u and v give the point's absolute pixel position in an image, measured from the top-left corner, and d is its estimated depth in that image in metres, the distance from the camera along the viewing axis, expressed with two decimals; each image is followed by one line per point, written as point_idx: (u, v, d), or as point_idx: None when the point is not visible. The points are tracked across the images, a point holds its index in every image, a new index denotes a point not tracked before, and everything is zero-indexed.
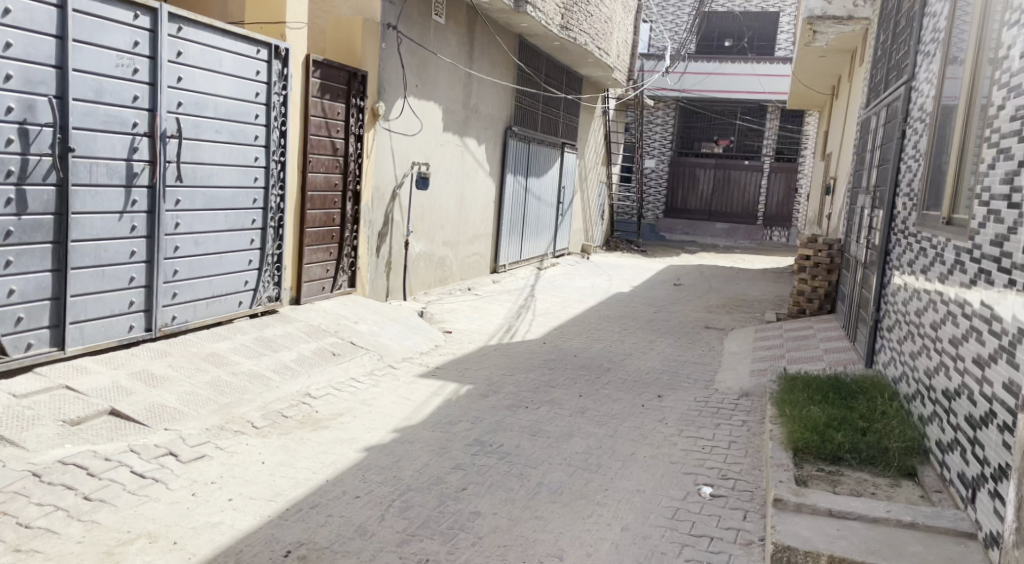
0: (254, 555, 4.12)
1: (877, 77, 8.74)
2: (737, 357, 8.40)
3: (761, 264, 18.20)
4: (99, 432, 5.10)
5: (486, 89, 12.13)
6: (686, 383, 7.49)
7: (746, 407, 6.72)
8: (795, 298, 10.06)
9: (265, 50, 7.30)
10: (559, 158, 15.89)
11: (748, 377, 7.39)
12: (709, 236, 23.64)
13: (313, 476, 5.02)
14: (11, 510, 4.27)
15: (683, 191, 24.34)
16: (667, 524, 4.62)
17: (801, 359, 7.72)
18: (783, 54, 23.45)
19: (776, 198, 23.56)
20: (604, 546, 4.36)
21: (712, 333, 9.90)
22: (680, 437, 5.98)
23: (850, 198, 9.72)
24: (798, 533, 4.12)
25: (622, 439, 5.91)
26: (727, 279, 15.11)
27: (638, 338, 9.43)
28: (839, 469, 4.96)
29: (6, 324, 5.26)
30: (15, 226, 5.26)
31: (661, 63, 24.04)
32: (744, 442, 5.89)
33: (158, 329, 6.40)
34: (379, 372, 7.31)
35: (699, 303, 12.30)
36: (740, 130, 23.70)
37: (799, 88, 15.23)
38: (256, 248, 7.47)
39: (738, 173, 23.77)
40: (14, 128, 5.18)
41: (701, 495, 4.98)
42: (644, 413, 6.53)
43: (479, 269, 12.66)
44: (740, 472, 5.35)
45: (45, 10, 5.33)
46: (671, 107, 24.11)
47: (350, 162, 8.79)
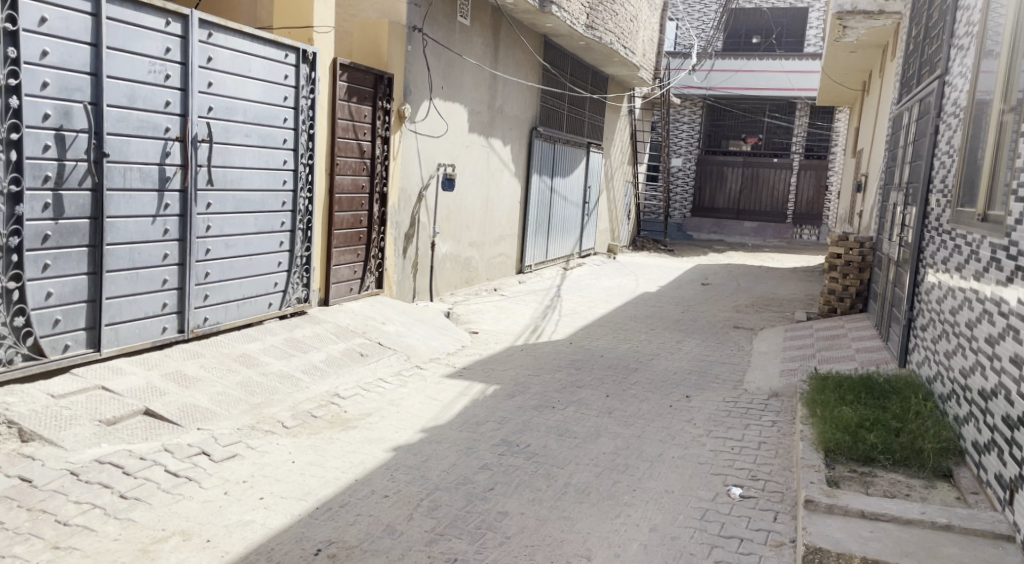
0: (285, 553, 4.17)
1: (909, 73, 8.65)
2: (765, 357, 8.36)
3: (792, 263, 18.14)
4: (134, 431, 5.20)
5: (512, 89, 12.18)
6: (715, 383, 7.48)
7: (775, 408, 6.69)
8: (826, 298, 9.97)
9: (294, 55, 7.38)
10: (584, 157, 15.90)
11: (778, 377, 7.36)
12: (738, 235, 23.51)
13: (341, 475, 5.08)
14: (50, 507, 4.36)
15: (710, 190, 24.24)
16: (697, 525, 4.62)
17: (833, 358, 7.66)
18: (813, 51, 23.08)
19: (806, 195, 23.33)
20: (632, 547, 4.37)
21: (741, 333, 9.86)
22: (709, 438, 5.97)
23: (882, 195, 9.63)
24: (829, 535, 4.10)
25: (650, 439, 5.92)
26: (756, 278, 15.03)
27: (665, 338, 9.41)
28: (873, 470, 4.92)
29: (44, 326, 5.36)
30: (53, 229, 5.35)
31: (688, 61, 23.96)
32: (774, 442, 5.87)
33: (190, 330, 6.49)
34: (407, 372, 7.37)
35: (728, 302, 12.22)
36: (769, 127, 23.55)
37: (828, 85, 15.14)
38: (286, 250, 7.56)
39: (767, 171, 23.62)
40: (51, 134, 5.28)
41: (732, 496, 4.98)
42: (672, 413, 6.52)
43: (505, 270, 12.71)
44: (770, 472, 5.33)
45: (79, 18, 5.42)
46: (698, 106, 23.90)
47: (378, 164, 8.87)
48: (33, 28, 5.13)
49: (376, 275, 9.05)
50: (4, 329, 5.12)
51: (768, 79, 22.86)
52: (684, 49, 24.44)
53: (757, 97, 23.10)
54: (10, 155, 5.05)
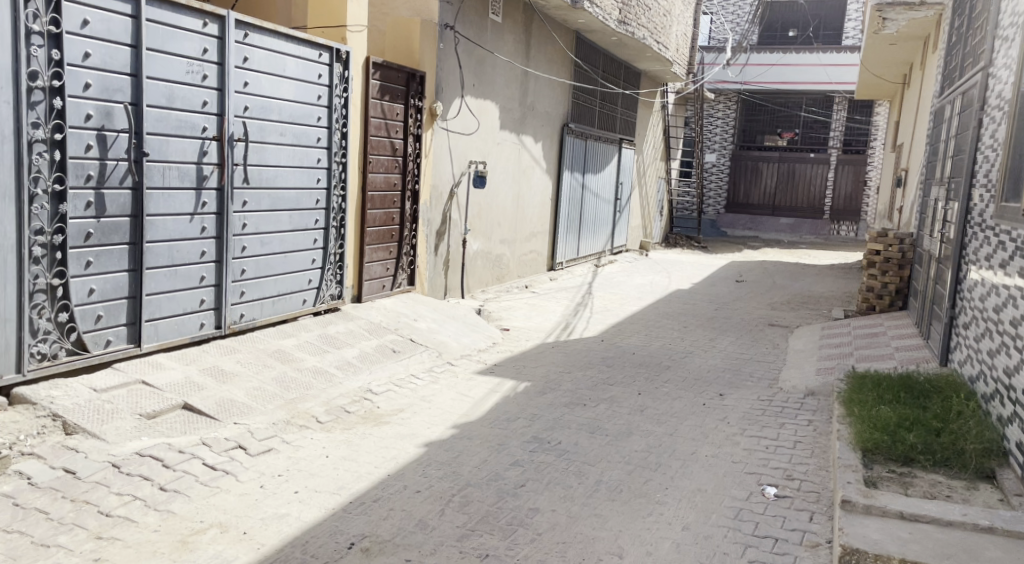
0: (319, 546, 4.24)
1: (952, 65, 8.54)
2: (801, 355, 8.31)
3: (828, 260, 17.97)
4: (173, 425, 5.32)
5: (544, 86, 12.19)
6: (749, 381, 7.46)
7: (811, 407, 6.65)
8: (864, 295, 9.89)
9: (327, 54, 7.48)
10: (617, 153, 15.89)
11: (814, 376, 7.31)
12: (773, 232, 23.37)
13: (375, 470, 5.14)
14: (93, 499, 4.46)
15: (745, 186, 24.06)
16: (730, 524, 4.61)
17: (872, 357, 7.58)
18: (851, 43, 22.77)
19: (845, 191, 23.08)
20: (664, 545, 4.38)
21: (776, 331, 9.81)
22: (742, 437, 5.95)
23: (922, 190, 9.50)
24: (867, 536, 4.08)
25: (683, 438, 5.92)
26: (791, 275, 14.92)
27: (698, 335, 9.39)
28: (911, 471, 4.87)
29: (87, 321, 5.49)
30: (95, 228, 5.47)
31: (722, 56, 23.80)
32: (810, 442, 5.84)
33: (227, 327, 6.61)
34: (438, 368, 7.43)
35: (763, 300, 12.15)
36: (805, 122, 23.23)
37: (868, 78, 14.98)
38: (319, 247, 7.65)
39: (804, 167, 23.37)
40: (93, 135, 5.39)
41: (766, 495, 4.97)
42: (706, 412, 6.51)
43: (536, 267, 12.74)
44: (806, 472, 5.31)
45: (120, 20, 5.54)
46: (733, 100, 23.71)
47: (410, 162, 8.94)
48: (76, 31, 5.25)
49: (408, 272, 9.12)
50: (49, 324, 5.26)
51: (805, 73, 22.59)
52: (719, 44, 24.29)
53: (794, 91, 22.85)
54: (54, 155, 5.17)
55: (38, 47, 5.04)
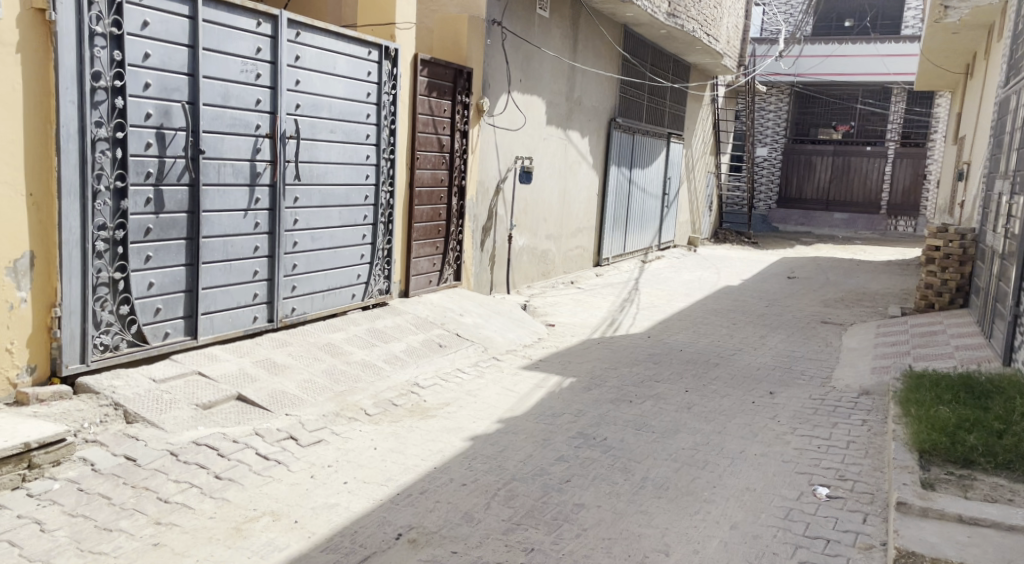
0: (368, 536, 4.33)
1: (1017, 54, 8.33)
2: (856, 353, 8.21)
3: (884, 256, 17.63)
4: (228, 415, 5.47)
5: (591, 80, 12.19)
6: (801, 380, 7.40)
7: (866, 406, 6.58)
8: (923, 292, 9.70)
9: (376, 52, 7.59)
10: (664, 148, 15.81)
11: (868, 375, 7.22)
12: (827, 228, 23.05)
13: (421, 463, 5.23)
14: (152, 485, 4.61)
15: (798, 180, 23.68)
16: (780, 524, 4.60)
17: (930, 356, 7.46)
18: (911, 33, 22.16)
19: (902, 185, 22.49)
20: (712, 544, 4.38)
21: (830, 329, 9.69)
22: (793, 436, 5.91)
23: (985, 184, 9.29)
24: (924, 539, 4.05)
25: (731, 436, 5.90)
26: (846, 272, 14.68)
27: (747, 332, 9.33)
28: (972, 473, 4.78)
29: (146, 314, 5.67)
30: (154, 223, 5.64)
31: (775, 47, 23.52)
32: (864, 442, 5.79)
33: (279, 320, 6.76)
34: (484, 363, 7.50)
35: (816, 297, 11.99)
36: (861, 115, 22.80)
37: (928, 68, 14.61)
38: (368, 243, 7.77)
39: (859, 160, 22.91)
40: (152, 133, 5.56)
41: (817, 496, 4.94)
42: (755, 410, 6.48)
43: (582, 262, 12.75)
44: (860, 473, 5.27)
45: (178, 21, 5.69)
46: (785, 93, 23.51)
47: (457, 158, 9.02)
48: (136, 33, 5.41)
49: (455, 267, 9.22)
50: (111, 316, 5.44)
51: (859, 65, 22.12)
52: (772, 35, 24.02)
53: (850, 83, 22.43)
54: (116, 153, 5.33)
55: (100, 49, 5.19)
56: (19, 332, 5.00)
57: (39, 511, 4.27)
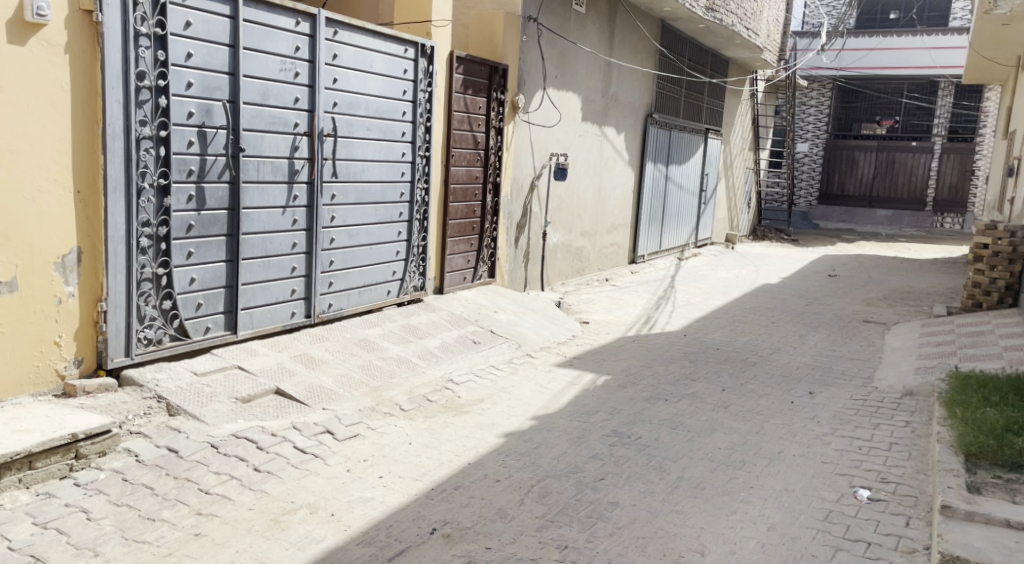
0: (403, 531, 4.40)
1: None
2: (900, 353, 8.13)
3: (929, 254, 17.33)
4: (266, 409, 5.58)
5: (628, 75, 12.17)
6: (841, 379, 7.34)
7: (909, 407, 6.52)
8: (971, 291, 9.58)
9: (413, 49, 7.66)
10: (702, 143, 15.72)
11: (912, 375, 7.13)
12: (869, 225, 22.77)
13: (456, 458, 5.29)
14: (194, 476, 4.73)
15: (840, 176, 23.32)
16: (819, 526, 4.58)
17: (977, 356, 7.35)
18: (959, 25, 22.06)
19: (949, 180, 22.01)
20: (748, 544, 4.38)
21: (872, 328, 9.59)
22: (833, 437, 5.88)
23: None
24: (969, 544, 4.01)
25: (768, 436, 5.88)
26: (890, 270, 14.46)
27: (787, 331, 9.27)
28: (1019, 477, 4.70)
29: (188, 309, 5.79)
30: (196, 220, 5.76)
31: (816, 41, 23.24)
32: (906, 444, 5.73)
33: (316, 316, 6.86)
34: (518, 360, 7.54)
35: (857, 295, 11.85)
36: (907, 109, 22.42)
37: (976, 60, 14.33)
38: (403, 240, 7.85)
39: (904, 155, 22.51)
40: (194, 131, 5.67)
41: (857, 498, 4.91)
42: (794, 410, 6.45)
43: (617, 259, 12.73)
44: (902, 475, 5.22)
45: (220, 21, 5.80)
46: (829, 86, 23.18)
47: (491, 155, 9.06)
48: (180, 33, 5.52)
49: (489, 264, 9.27)
50: (154, 311, 5.57)
51: (906, 57, 21.79)
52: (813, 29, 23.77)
53: (897, 76, 22.06)
54: (159, 151, 5.46)
55: (145, 49, 5.32)
56: (67, 326, 5.14)
57: (86, 500, 4.39)
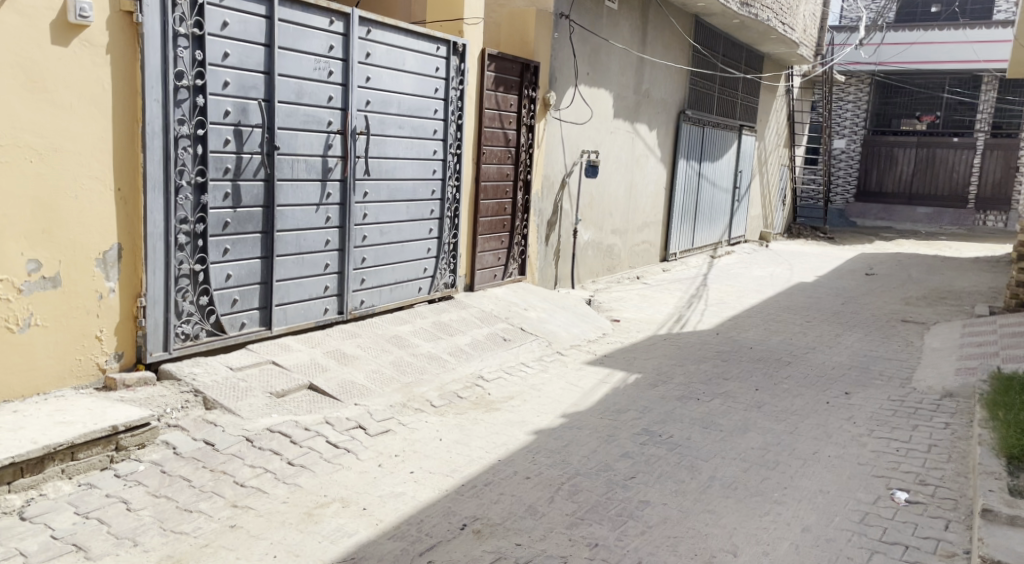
0: (435, 526, 4.45)
1: None
2: (939, 353, 8.03)
3: (971, 252, 17.07)
4: (300, 403, 5.67)
5: (661, 72, 12.12)
6: (878, 380, 7.28)
7: (949, 409, 6.45)
8: (1014, 291, 9.43)
9: (444, 47, 7.71)
10: (736, 140, 15.62)
11: (953, 376, 7.06)
12: (909, 223, 22.42)
13: (486, 455, 5.33)
14: (230, 469, 4.82)
15: (878, 172, 22.94)
16: (854, 528, 4.56)
17: (1019, 357, 7.24)
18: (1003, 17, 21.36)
19: (993, 177, 21.55)
20: (782, 545, 4.37)
21: (911, 328, 9.49)
22: (870, 438, 5.84)
23: None
24: (1010, 548, 3.97)
25: (802, 436, 5.85)
26: (929, 269, 14.26)
27: (823, 330, 9.20)
28: None
29: (224, 305, 5.90)
30: (232, 217, 5.86)
31: (854, 35, 23.01)
32: (946, 446, 5.67)
33: (348, 312, 6.94)
34: (548, 357, 7.57)
35: (896, 294, 11.72)
36: (948, 104, 22.03)
37: None
38: (434, 237, 7.91)
39: (944, 151, 22.07)
40: (230, 130, 5.77)
41: (895, 500, 4.88)
42: (830, 410, 6.41)
43: (649, 257, 12.70)
44: (941, 478, 5.17)
45: (255, 21, 5.89)
46: (864, 82, 22.94)
47: (522, 152, 9.09)
48: (217, 33, 5.62)
49: (519, 262, 9.32)
50: (192, 307, 5.68)
51: (945, 52, 21.50)
52: (852, 23, 23.52)
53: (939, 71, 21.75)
54: (197, 149, 5.56)
55: (183, 49, 5.42)
56: (108, 321, 5.27)
57: (126, 491, 4.50)
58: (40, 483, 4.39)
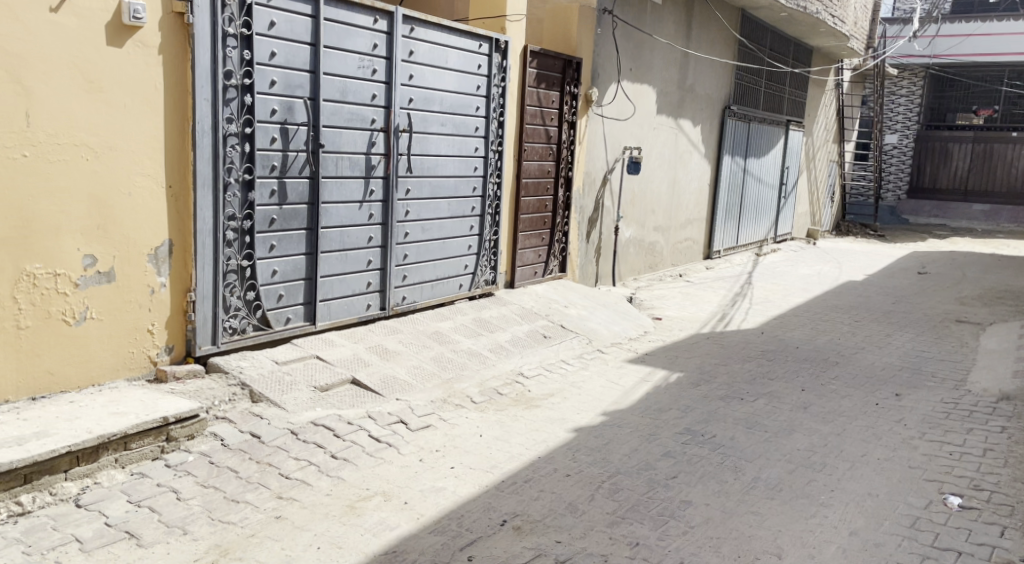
0: (475, 521, 4.49)
1: None
2: (995, 355, 7.88)
3: None
4: (343, 398, 5.76)
5: (705, 67, 12.02)
6: (931, 382, 7.15)
7: (1005, 412, 6.33)
8: None
9: (487, 45, 7.75)
10: (783, 135, 15.43)
11: (1009, 379, 6.93)
12: (965, 219, 21.97)
13: (526, 451, 5.37)
14: (275, 461, 4.92)
15: (932, 168, 22.48)
16: (905, 533, 4.50)
17: None
18: None
19: None
20: (828, 549, 4.33)
21: (965, 328, 9.30)
22: (921, 441, 5.75)
23: None
24: None
25: (850, 438, 5.78)
26: (984, 268, 13.96)
27: (874, 331, 9.06)
28: None
29: (270, 300, 6.01)
30: (278, 214, 5.97)
31: (907, 28, 22.43)
32: (1002, 451, 5.57)
33: (390, 308, 7.03)
34: (589, 355, 7.57)
35: (950, 294, 11.48)
36: (1007, 97, 21.40)
37: None
38: (475, 234, 7.96)
39: (1001, 147, 21.44)
40: (277, 128, 5.88)
41: (948, 505, 4.80)
42: (879, 412, 6.32)
43: (692, 255, 12.62)
44: (997, 484, 5.08)
45: (302, 20, 5.98)
46: (920, 76, 22.42)
47: (564, 149, 9.10)
48: (264, 32, 5.72)
49: (560, 259, 9.33)
50: (239, 301, 5.80)
51: (1005, 43, 20.73)
52: (903, 15, 22.73)
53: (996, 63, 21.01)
54: (245, 147, 5.67)
55: (232, 49, 5.53)
56: (159, 315, 5.40)
57: (176, 481, 4.62)
58: (94, 471, 4.51)
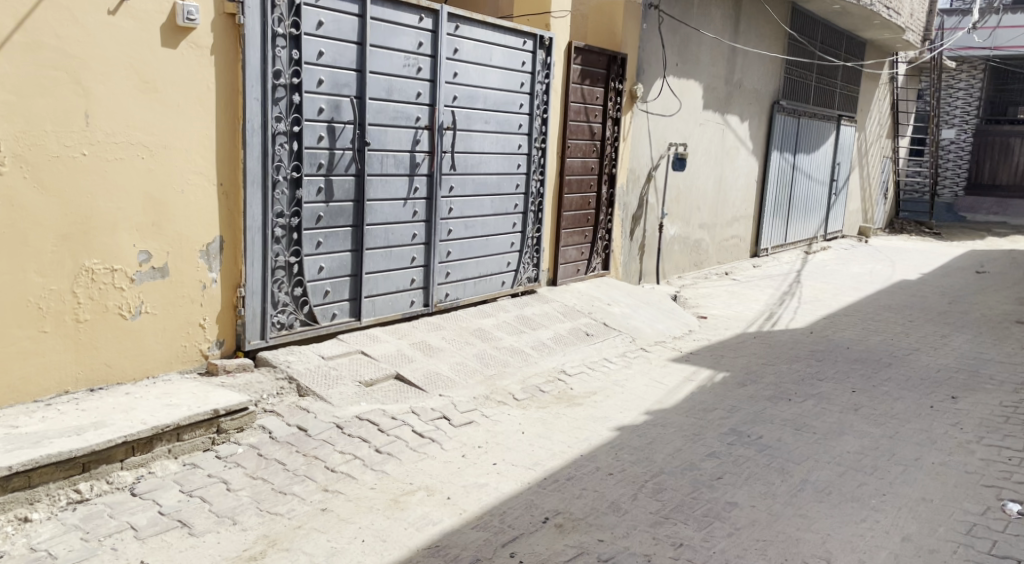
0: (518, 518, 4.51)
1: None
2: None
3: None
4: (386, 393, 5.81)
5: (754, 61, 11.86)
6: (988, 384, 6.98)
7: None
8: None
9: (531, 41, 7.75)
10: (833, 131, 15.16)
11: None
12: None
13: (568, 449, 5.37)
14: (321, 454, 4.99)
15: (992, 164, 22.03)
16: (960, 540, 4.40)
17: None
18: None
19: None
20: (879, 554, 4.25)
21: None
22: (978, 446, 5.62)
23: None
24: None
25: (902, 441, 5.67)
26: None
27: (930, 331, 8.87)
28: None
29: (316, 296, 6.09)
30: (325, 211, 6.04)
31: (966, 19, 22.10)
32: None
33: (433, 305, 7.08)
34: (632, 353, 7.53)
35: (1009, 294, 11.18)
36: None
37: None
38: (518, 231, 7.97)
39: None
40: (324, 126, 5.95)
41: (1006, 512, 4.68)
42: (934, 415, 6.20)
43: (739, 252, 12.47)
44: None
45: (349, 19, 6.04)
46: (977, 69, 21.82)
47: (608, 146, 9.06)
48: (312, 32, 5.79)
49: (603, 256, 9.30)
50: (287, 297, 5.90)
51: None
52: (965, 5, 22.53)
53: None
54: (293, 145, 5.76)
55: (281, 49, 5.61)
56: (210, 310, 5.51)
57: (225, 472, 4.72)
58: (149, 461, 4.63)
